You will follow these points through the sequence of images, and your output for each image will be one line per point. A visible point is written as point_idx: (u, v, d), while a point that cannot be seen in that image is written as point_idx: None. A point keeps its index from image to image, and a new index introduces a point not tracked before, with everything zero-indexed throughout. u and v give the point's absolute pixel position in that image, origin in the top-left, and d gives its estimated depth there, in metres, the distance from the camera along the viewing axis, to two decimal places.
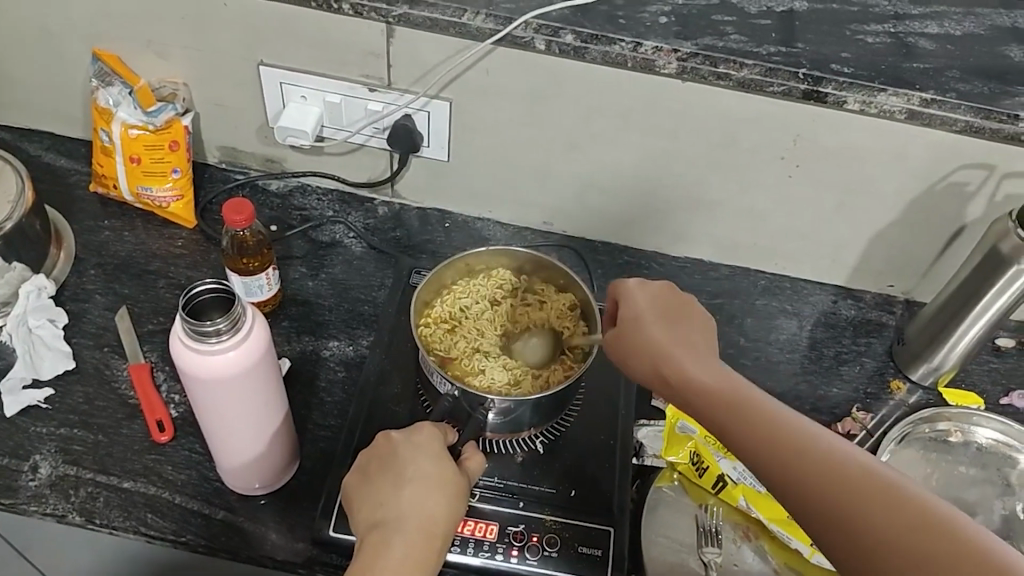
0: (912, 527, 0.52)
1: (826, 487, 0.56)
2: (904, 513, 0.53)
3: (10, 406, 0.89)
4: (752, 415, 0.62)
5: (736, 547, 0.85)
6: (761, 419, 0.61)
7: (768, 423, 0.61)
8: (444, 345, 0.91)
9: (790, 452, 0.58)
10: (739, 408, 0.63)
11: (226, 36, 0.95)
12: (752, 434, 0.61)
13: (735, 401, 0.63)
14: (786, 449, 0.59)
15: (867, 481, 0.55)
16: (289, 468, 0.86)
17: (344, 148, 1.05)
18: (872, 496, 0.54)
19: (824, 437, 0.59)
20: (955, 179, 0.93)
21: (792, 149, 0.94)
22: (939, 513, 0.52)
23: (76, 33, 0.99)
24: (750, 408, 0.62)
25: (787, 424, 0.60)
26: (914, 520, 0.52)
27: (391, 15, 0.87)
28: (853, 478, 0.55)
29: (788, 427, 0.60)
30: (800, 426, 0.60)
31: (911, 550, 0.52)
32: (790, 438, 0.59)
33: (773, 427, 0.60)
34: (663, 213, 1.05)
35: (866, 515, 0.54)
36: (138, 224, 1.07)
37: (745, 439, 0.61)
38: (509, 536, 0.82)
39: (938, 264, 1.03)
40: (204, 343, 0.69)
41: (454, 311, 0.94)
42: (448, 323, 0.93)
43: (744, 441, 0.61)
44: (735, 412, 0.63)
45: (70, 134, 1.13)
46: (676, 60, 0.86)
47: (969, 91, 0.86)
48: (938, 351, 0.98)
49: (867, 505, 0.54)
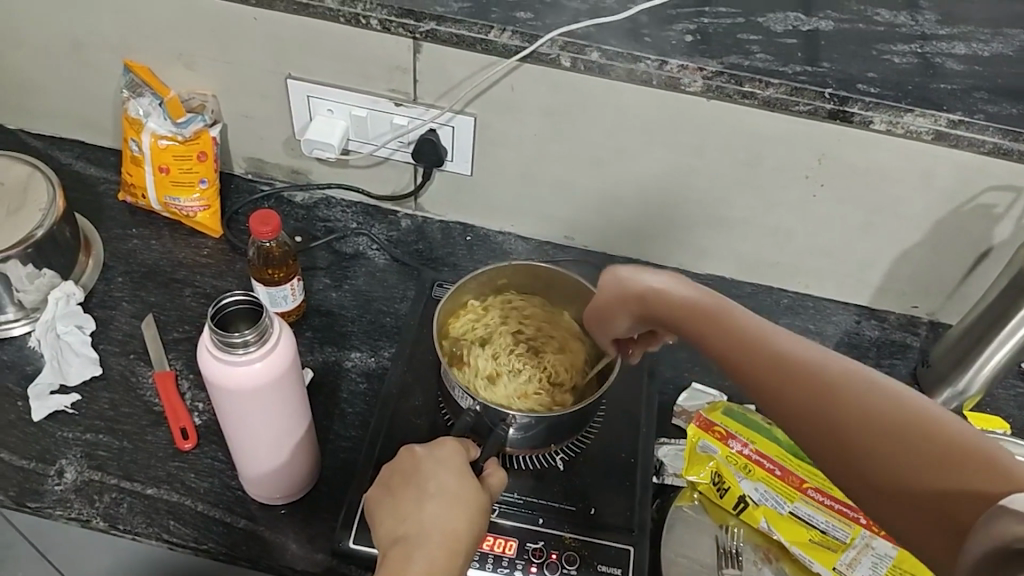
0: (922, 458, 0.51)
1: (838, 436, 0.54)
2: (913, 442, 0.52)
3: (37, 411, 0.90)
4: (758, 359, 0.60)
5: (756, 569, 0.84)
6: (773, 362, 0.59)
7: (786, 367, 0.58)
8: (463, 335, 0.94)
9: (800, 397, 0.57)
10: (742, 348, 0.61)
11: (256, 50, 0.96)
12: (766, 374, 0.59)
13: (734, 338, 0.62)
14: (793, 397, 0.57)
15: (890, 415, 0.53)
16: (309, 481, 0.87)
17: (369, 160, 1.06)
18: (885, 432, 0.53)
19: (817, 360, 0.57)
20: (983, 200, 0.92)
21: (816, 168, 0.93)
22: (945, 428, 0.51)
23: (109, 45, 1.01)
24: (753, 343, 0.60)
25: (791, 357, 0.58)
26: (923, 447, 0.51)
27: (419, 31, 0.88)
28: (858, 414, 0.54)
29: (786, 360, 0.58)
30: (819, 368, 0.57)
31: (912, 467, 0.51)
32: (794, 379, 0.57)
33: (780, 364, 0.58)
34: (685, 229, 1.05)
35: (880, 460, 0.53)
36: (166, 233, 1.08)
37: (766, 377, 0.59)
38: (528, 553, 0.82)
39: (963, 286, 1.03)
40: (232, 355, 0.70)
41: (493, 309, 0.95)
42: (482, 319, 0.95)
43: (760, 383, 0.59)
44: (742, 354, 0.61)
45: (100, 143, 1.15)
46: (701, 78, 0.86)
47: (997, 112, 0.85)
48: (964, 374, 0.97)
49: (877, 446, 0.53)
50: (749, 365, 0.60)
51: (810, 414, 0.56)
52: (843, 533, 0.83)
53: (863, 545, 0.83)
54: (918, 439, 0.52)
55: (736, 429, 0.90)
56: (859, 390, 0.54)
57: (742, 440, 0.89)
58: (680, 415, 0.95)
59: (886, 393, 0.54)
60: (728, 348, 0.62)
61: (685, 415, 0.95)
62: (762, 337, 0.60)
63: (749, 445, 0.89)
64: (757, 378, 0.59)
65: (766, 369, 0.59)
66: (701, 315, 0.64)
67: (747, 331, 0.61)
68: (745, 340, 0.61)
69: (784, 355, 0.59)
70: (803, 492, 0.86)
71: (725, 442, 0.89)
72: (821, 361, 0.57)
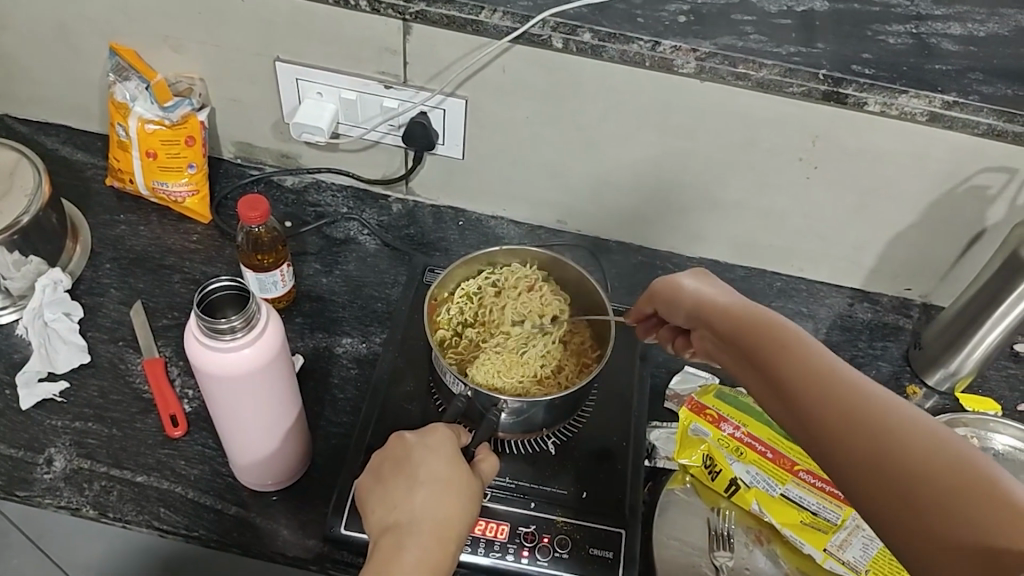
0: (953, 497, 0.47)
1: (863, 455, 0.51)
2: (945, 481, 0.47)
3: (25, 399, 0.90)
4: (792, 366, 0.57)
5: (748, 550, 0.84)
6: (806, 371, 0.56)
7: (818, 380, 0.55)
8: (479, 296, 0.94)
9: (827, 407, 0.53)
10: (775, 352, 0.59)
11: (243, 32, 0.95)
12: (798, 387, 0.56)
13: (773, 345, 0.59)
14: (819, 414, 0.54)
15: (919, 445, 0.49)
16: (300, 467, 0.86)
17: (359, 144, 1.05)
18: (912, 459, 0.49)
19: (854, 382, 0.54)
20: (977, 182, 0.91)
21: (810, 150, 0.93)
22: (983, 472, 0.47)
23: (94, 28, 0.99)
24: (790, 354, 0.58)
25: (825, 373, 0.55)
26: (956, 488, 0.47)
27: (408, 12, 0.87)
28: (885, 439, 0.50)
29: (816, 369, 0.55)
30: (853, 385, 0.53)
31: (937, 499, 0.47)
32: (823, 394, 0.54)
33: (816, 377, 0.55)
34: (679, 212, 1.04)
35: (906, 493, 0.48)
36: (154, 219, 1.07)
37: (794, 386, 0.56)
38: (520, 537, 0.82)
39: (956, 268, 1.02)
40: (219, 341, 0.69)
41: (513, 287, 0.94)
42: (518, 285, 0.94)
43: (789, 395, 0.56)
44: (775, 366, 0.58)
45: (87, 128, 1.14)
46: (694, 59, 0.85)
47: (992, 93, 0.84)
48: (955, 356, 0.97)
49: (905, 478, 0.49)
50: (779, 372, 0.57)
51: (836, 429, 0.52)
52: (834, 514, 0.84)
53: (854, 526, 0.84)
54: (952, 478, 0.47)
55: (730, 413, 0.91)
56: (891, 415, 0.51)
57: (735, 423, 0.90)
58: (673, 399, 0.95)
59: (916, 421, 0.50)
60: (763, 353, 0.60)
61: (678, 399, 0.95)
62: (798, 347, 0.58)
63: (741, 428, 0.90)
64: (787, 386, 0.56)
65: (797, 382, 0.56)
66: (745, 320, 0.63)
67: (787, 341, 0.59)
68: (783, 349, 0.58)
69: (818, 369, 0.55)
70: (795, 474, 0.87)
71: (718, 425, 0.89)
72: (856, 382, 0.54)
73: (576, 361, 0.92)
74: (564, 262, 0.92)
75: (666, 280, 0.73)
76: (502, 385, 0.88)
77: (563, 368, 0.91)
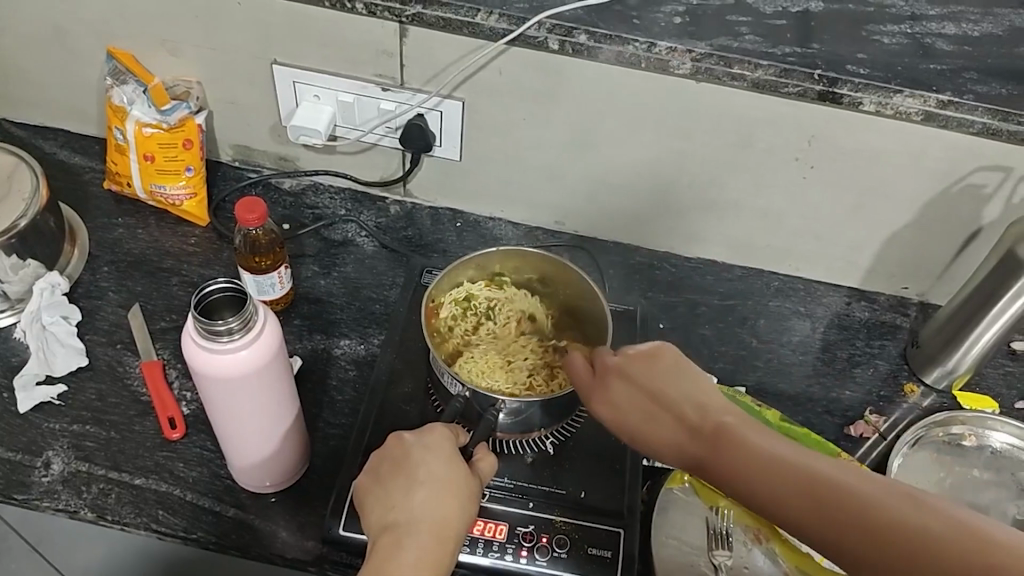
0: (950, 550, 0.54)
1: (845, 525, 0.57)
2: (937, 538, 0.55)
3: (23, 402, 0.90)
4: (753, 461, 0.61)
5: (746, 549, 0.85)
6: (766, 464, 0.60)
7: (777, 469, 0.60)
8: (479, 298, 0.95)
9: (796, 492, 0.59)
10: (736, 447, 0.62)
11: (240, 35, 0.95)
12: (778, 483, 0.60)
13: (745, 457, 0.62)
14: (792, 502, 0.59)
15: (885, 507, 0.57)
16: (299, 468, 0.86)
17: (356, 147, 1.05)
18: (885, 521, 0.56)
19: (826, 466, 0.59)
20: (972, 181, 0.92)
21: (806, 150, 0.93)
22: (961, 520, 0.55)
23: (91, 32, 0.99)
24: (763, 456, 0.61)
25: (799, 460, 0.60)
26: (948, 541, 0.54)
27: (404, 15, 0.87)
28: (857, 509, 0.57)
29: (777, 462, 0.60)
30: (814, 470, 0.59)
31: (922, 553, 0.55)
32: (788, 483, 0.59)
33: (792, 470, 0.60)
34: (676, 213, 1.05)
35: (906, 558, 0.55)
36: (152, 222, 1.07)
37: (761, 480, 0.60)
38: (518, 536, 0.82)
39: (952, 267, 1.03)
40: (217, 343, 0.69)
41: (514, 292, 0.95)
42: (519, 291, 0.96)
43: (766, 489, 0.60)
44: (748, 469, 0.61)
45: (85, 132, 1.14)
46: (690, 60, 0.86)
47: (987, 92, 0.85)
48: (952, 354, 0.97)
49: (890, 534, 0.56)
50: (746, 466, 0.61)
51: (812, 511, 0.58)
52: None
53: None
54: (943, 532, 0.55)
55: None
56: (855, 488, 0.58)
57: None
58: None
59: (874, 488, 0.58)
60: (739, 462, 0.62)
61: None
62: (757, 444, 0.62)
63: None
64: (755, 483, 0.60)
65: (778, 480, 0.59)
66: (714, 436, 0.64)
67: (759, 445, 0.62)
68: (758, 456, 0.61)
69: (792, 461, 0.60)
70: None
71: None
72: (817, 463, 0.60)
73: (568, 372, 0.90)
74: (556, 264, 0.90)
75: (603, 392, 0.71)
76: (486, 382, 0.89)
77: (555, 376, 0.90)
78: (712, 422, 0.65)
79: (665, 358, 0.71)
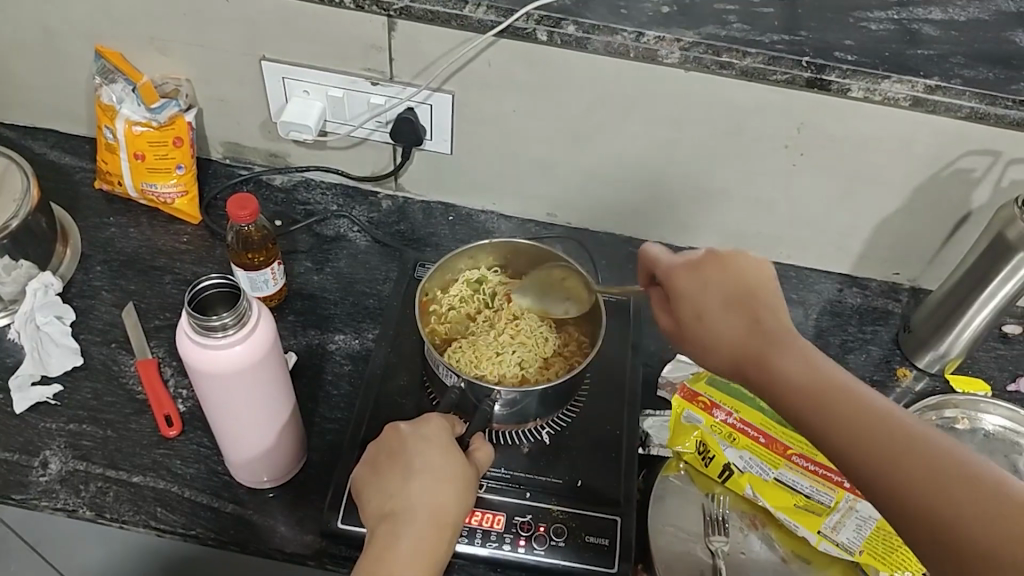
0: (967, 499, 0.53)
1: (866, 445, 0.58)
2: (956, 485, 0.54)
3: (19, 402, 0.90)
4: (796, 378, 0.63)
5: (743, 535, 0.85)
6: (805, 386, 0.62)
7: (820, 387, 0.62)
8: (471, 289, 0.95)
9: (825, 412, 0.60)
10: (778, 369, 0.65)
11: (228, 32, 0.95)
12: (812, 409, 0.61)
13: (789, 380, 0.63)
14: (824, 417, 0.60)
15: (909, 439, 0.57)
16: (296, 462, 0.87)
17: (347, 142, 1.05)
18: (908, 447, 0.56)
19: (864, 400, 0.60)
20: (961, 165, 0.92)
21: (795, 137, 0.93)
22: (986, 473, 0.54)
23: (78, 31, 0.99)
24: (803, 383, 0.63)
25: (836, 389, 0.61)
26: (970, 479, 0.54)
27: (393, 9, 0.87)
28: (882, 432, 0.58)
29: (820, 384, 0.62)
30: (851, 394, 0.61)
31: (940, 483, 0.54)
32: (823, 399, 0.61)
33: (827, 397, 0.61)
34: (668, 203, 1.05)
35: (919, 500, 0.55)
36: (144, 221, 1.07)
37: (798, 399, 0.62)
38: (516, 526, 0.83)
39: (943, 252, 1.03)
40: (211, 339, 0.69)
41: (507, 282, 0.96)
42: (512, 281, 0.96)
43: (803, 415, 0.62)
44: (789, 393, 0.63)
45: (74, 132, 1.13)
46: (678, 49, 0.86)
47: (974, 77, 0.85)
48: (944, 338, 0.98)
49: (908, 463, 0.56)
50: (792, 386, 0.63)
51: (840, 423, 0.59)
52: (828, 497, 0.82)
53: (851, 508, 0.82)
54: (964, 482, 0.54)
55: (722, 398, 0.87)
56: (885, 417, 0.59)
57: (727, 409, 0.86)
58: (665, 387, 0.96)
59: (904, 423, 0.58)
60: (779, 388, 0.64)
61: (669, 387, 0.95)
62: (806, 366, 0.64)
63: (733, 413, 0.86)
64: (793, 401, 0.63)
65: (811, 402, 0.61)
66: (761, 361, 0.66)
67: (806, 372, 0.63)
68: (792, 379, 0.63)
69: (825, 390, 0.61)
70: (789, 458, 0.84)
71: (710, 412, 0.87)
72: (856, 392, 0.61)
73: (564, 362, 0.91)
74: (552, 255, 0.91)
75: (650, 255, 0.76)
76: (481, 371, 0.89)
77: (550, 365, 0.91)
78: (761, 342, 0.67)
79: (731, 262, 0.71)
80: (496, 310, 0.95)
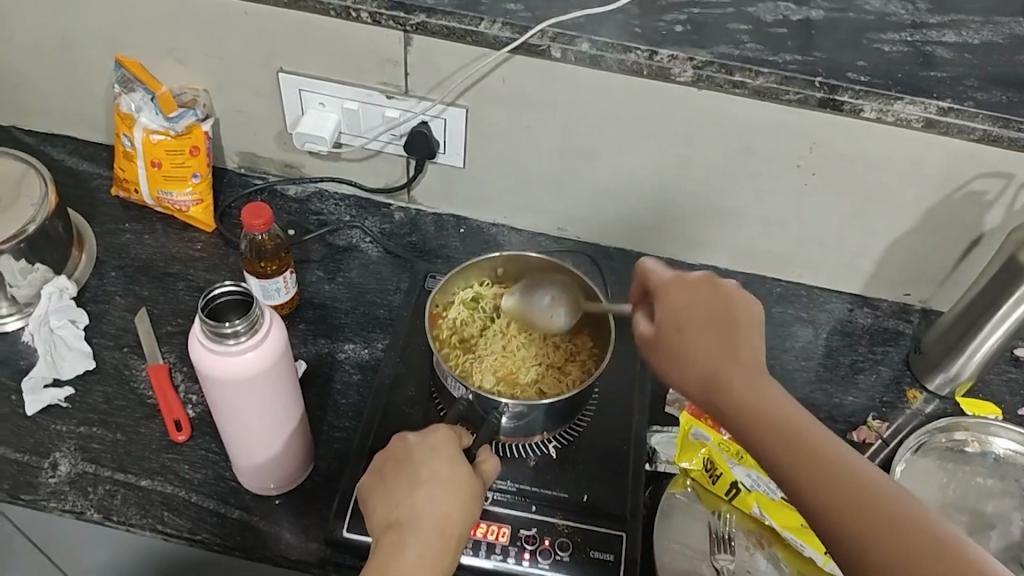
0: (912, 546, 0.56)
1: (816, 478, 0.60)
2: (904, 531, 0.56)
3: (31, 404, 0.90)
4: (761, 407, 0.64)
5: (749, 554, 0.84)
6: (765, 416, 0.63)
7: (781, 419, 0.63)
8: (473, 302, 0.94)
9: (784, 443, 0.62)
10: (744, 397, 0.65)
11: (247, 43, 0.96)
12: (769, 437, 0.63)
13: (741, 405, 0.65)
14: (782, 448, 0.62)
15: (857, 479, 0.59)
16: (303, 470, 0.87)
17: (361, 154, 1.06)
18: (856, 486, 0.59)
19: (820, 434, 0.62)
20: (974, 187, 0.92)
21: (808, 156, 0.94)
22: (927, 519, 0.57)
23: (100, 41, 1.01)
24: (764, 412, 0.64)
25: (792, 423, 0.63)
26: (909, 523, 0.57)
27: (410, 23, 0.88)
28: (833, 469, 0.60)
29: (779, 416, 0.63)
30: (807, 430, 0.62)
31: (884, 522, 0.57)
32: (780, 430, 0.62)
33: (784, 430, 0.62)
34: (679, 220, 1.05)
35: (865, 542, 0.57)
36: (159, 228, 1.08)
37: (758, 427, 0.63)
38: (521, 539, 0.83)
39: (955, 273, 1.03)
40: (223, 346, 0.70)
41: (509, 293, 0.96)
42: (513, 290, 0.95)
43: (759, 441, 0.63)
44: (742, 420, 0.65)
45: (93, 139, 1.15)
46: (691, 68, 0.87)
47: (987, 100, 0.85)
48: (955, 360, 0.97)
49: (856, 501, 0.58)
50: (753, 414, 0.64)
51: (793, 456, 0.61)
52: None
53: None
54: (910, 525, 0.57)
55: None
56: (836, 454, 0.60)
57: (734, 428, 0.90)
58: (673, 403, 0.96)
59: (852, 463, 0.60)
60: (742, 413, 0.65)
61: (677, 403, 0.95)
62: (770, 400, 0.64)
63: None
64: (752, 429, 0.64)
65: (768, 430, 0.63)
66: (730, 383, 0.66)
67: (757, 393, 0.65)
68: (755, 406, 0.64)
69: (786, 420, 0.63)
70: None
71: (718, 429, 0.90)
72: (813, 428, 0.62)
73: (579, 368, 0.91)
74: (558, 266, 0.91)
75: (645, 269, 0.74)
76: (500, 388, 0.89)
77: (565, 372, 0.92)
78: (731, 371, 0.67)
79: (730, 285, 0.71)
80: (506, 317, 0.95)
